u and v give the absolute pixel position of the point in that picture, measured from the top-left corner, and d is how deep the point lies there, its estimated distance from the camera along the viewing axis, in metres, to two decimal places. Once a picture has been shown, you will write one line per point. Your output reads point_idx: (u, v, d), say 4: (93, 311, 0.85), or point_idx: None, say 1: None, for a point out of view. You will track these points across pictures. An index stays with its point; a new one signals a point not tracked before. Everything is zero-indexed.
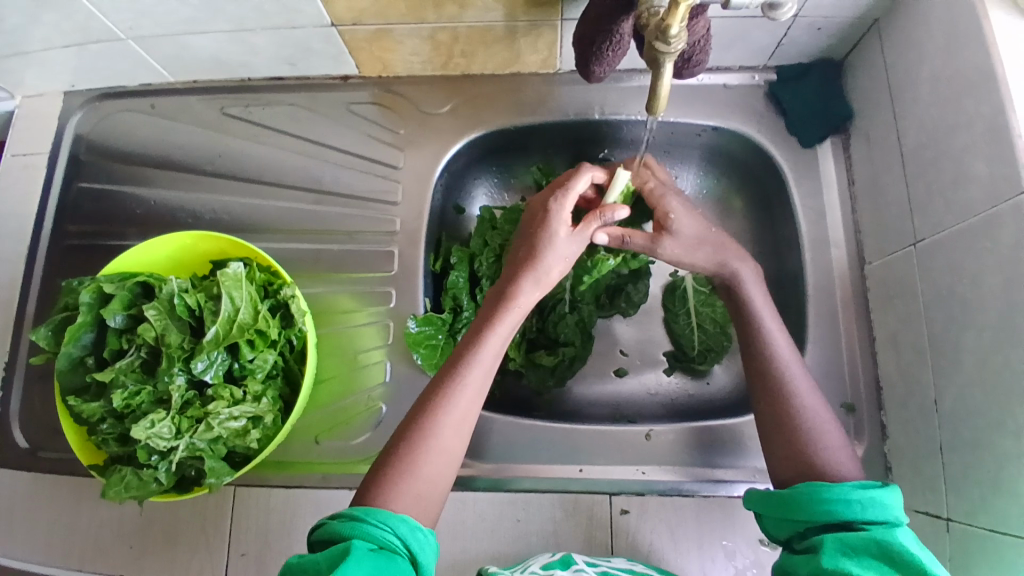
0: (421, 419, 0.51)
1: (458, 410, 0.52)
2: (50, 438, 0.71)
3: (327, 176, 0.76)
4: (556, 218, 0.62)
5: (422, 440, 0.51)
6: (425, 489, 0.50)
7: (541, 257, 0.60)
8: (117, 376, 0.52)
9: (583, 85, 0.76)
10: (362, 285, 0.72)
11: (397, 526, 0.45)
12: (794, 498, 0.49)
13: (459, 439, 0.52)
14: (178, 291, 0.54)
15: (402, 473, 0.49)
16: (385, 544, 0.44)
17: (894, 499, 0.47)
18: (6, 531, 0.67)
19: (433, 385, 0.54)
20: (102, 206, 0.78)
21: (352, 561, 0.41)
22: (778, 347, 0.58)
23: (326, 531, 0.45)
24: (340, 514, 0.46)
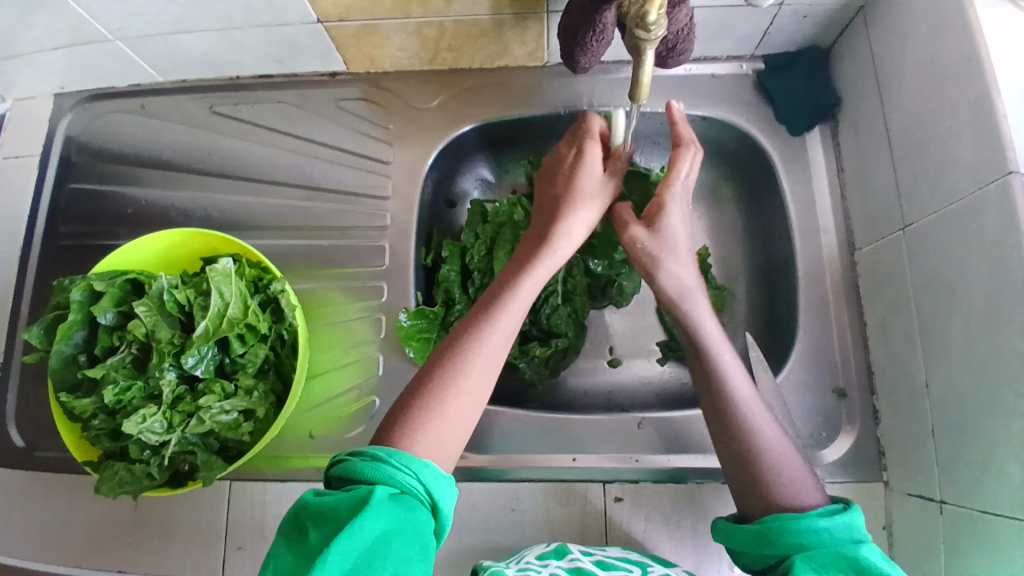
0: (452, 358, 0.51)
1: (490, 348, 0.52)
2: (45, 438, 0.71)
3: (318, 173, 0.76)
4: (587, 157, 0.64)
5: (452, 376, 0.50)
6: (448, 432, 0.48)
7: (579, 195, 0.62)
8: (108, 373, 0.52)
9: (571, 77, 0.76)
10: (354, 280, 0.72)
11: (420, 470, 0.44)
12: (762, 532, 0.48)
13: (488, 381, 0.51)
14: (168, 287, 0.55)
15: (428, 411, 0.48)
16: (406, 488, 0.43)
17: (859, 519, 0.47)
18: (4, 531, 0.67)
19: (466, 323, 0.53)
20: (94, 206, 0.78)
21: (370, 511, 0.40)
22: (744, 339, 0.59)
23: (346, 469, 0.44)
24: (361, 453, 0.44)
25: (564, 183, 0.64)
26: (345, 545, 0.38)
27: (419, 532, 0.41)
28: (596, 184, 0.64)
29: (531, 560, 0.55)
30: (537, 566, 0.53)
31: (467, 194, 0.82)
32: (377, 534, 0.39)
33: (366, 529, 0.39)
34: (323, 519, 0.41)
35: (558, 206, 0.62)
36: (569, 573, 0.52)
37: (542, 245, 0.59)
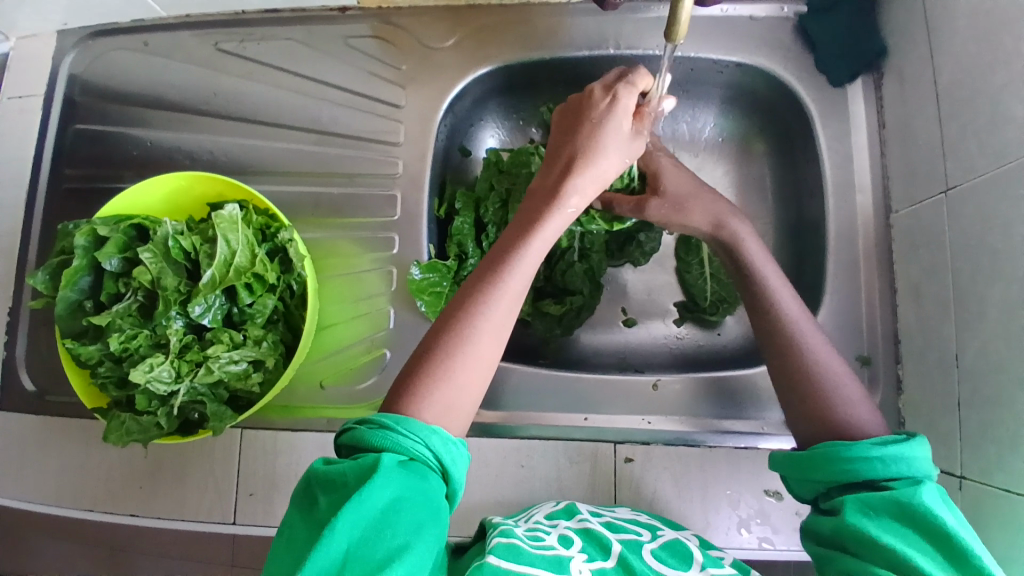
0: (455, 327, 0.48)
1: (495, 315, 0.49)
2: (58, 383, 0.71)
3: (327, 116, 0.72)
4: (618, 107, 0.57)
5: (457, 344, 0.47)
6: (455, 401, 0.47)
7: (598, 154, 0.56)
8: (114, 321, 0.51)
9: (597, 16, 0.71)
10: (363, 229, 0.70)
11: (428, 437, 0.43)
12: (812, 458, 0.49)
13: (494, 347, 0.49)
14: (173, 233, 0.53)
15: (434, 381, 0.46)
16: (416, 456, 0.42)
17: (918, 451, 0.47)
18: (25, 471, 0.69)
19: (471, 285, 0.50)
20: (99, 149, 0.76)
21: (377, 480, 0.39)
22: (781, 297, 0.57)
23: (354, 437, 0.43)
24: (369, 422, 0.43)
25: (581, 133, 0.58)
26: (354, 512, 0.38)
27: (430, 499, 0.41)
28: (618, 139, 0.57)
29: (541, 519, 0.54)
30: (546, 525, 0.53)
31: (483, 141, 0.78)
32: (386, 502, 0.39)
33: (372, 498, 0.39)
34: (331, 487, 0.40)
35: (571, 162, 0.57)
36: (578, 533, 0.51)
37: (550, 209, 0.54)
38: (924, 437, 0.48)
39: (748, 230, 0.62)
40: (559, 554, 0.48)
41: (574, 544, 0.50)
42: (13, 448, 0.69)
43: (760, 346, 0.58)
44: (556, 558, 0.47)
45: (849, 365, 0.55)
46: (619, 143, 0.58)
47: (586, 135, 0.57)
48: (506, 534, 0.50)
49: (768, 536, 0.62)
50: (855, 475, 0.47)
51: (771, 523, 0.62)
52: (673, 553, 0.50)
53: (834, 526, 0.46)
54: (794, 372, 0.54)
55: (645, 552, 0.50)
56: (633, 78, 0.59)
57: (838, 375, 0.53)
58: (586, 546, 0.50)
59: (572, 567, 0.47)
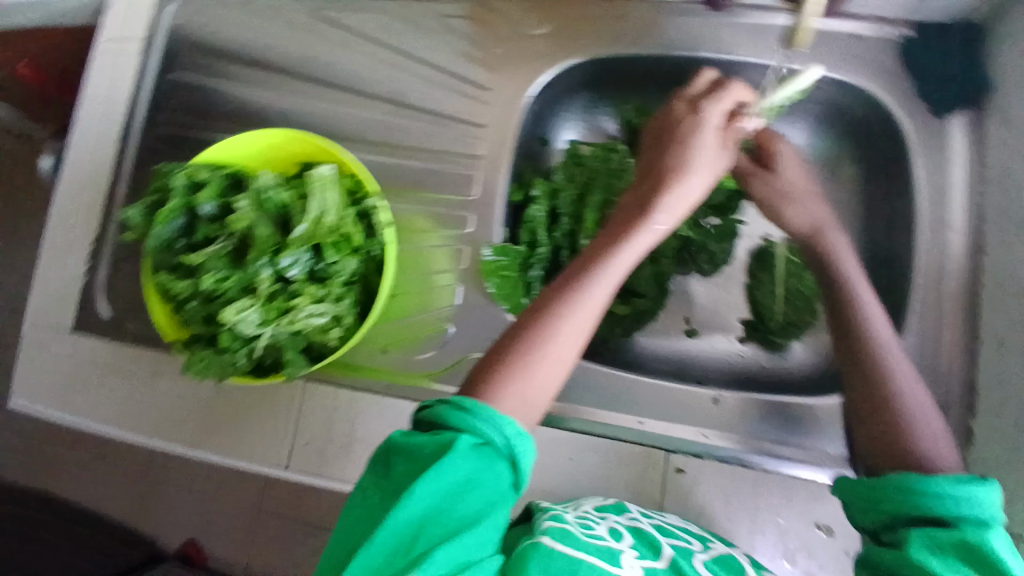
0: (539, 324, 0.49)
1: (578, 317, 0.49)
2: (132, 318, 0.74)
3: (416, 90, 0.73)
4: (705, 121, 0.60)
5: (540, 340, 0.48)
6: (532, 394, 0.47)
7: (688, 166, 0.59)
8: (207, 261, 0.53)
9: (695, 18, 0.70)
10: (440, 205, 0.71)
11: (502, 425, 0.43)
12: (881, 487, 0.48)
13: (570, 349, 0.49)
14: (270, 187, 0.55)
15: (513, 373, 0.47)
16: (489, 441, 0.42)
17: (996, 497, 0.45)
18: (91, 397, 0.72)
19: (557, 286, 0.51)
20: (193, 99, 0.78)
21: (452, 459, 0.41)
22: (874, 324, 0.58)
23: (433, 414, 0.44)
24: (448, 401, 0.44)
25: (669, 151, 0.60)
26: (430, 483, 0.40)
27: (499, 481, 0.42)
28: (708, 151, 0.60)
29: (591, 510, 0.54)
30: (596, 517, 0.53)
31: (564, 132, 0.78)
32: (460, 479, 0.40)
33: (447, 474, 0.40)
34: (407, 457, 0.42)
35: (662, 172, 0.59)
36: (629, 529, 0.52)
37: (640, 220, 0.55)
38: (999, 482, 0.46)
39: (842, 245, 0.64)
40: (611, 546, 0.48)
41: (624, 539, 0.50)
42: (82, 374, 0.72)
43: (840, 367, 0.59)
44: (608, 550, 0.48)
45: (932, 397, 0.55)
46: (706, 161, 0.60)
47: (675, 153, 0.59)
48: (557, 518, 0.50)
49: (812, 571, 0.60)
50: (922, 508, 0.46)
51: (818, 558, 0.60)
52: (726, 567, 0.50)
53: (893, 557, 0.45)
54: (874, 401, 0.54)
55: (697, 561, 0.50)
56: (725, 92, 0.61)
57: (918, 402, 0.53)
58: (636, 543, 0.50)
59: (624, 560, 0.47)
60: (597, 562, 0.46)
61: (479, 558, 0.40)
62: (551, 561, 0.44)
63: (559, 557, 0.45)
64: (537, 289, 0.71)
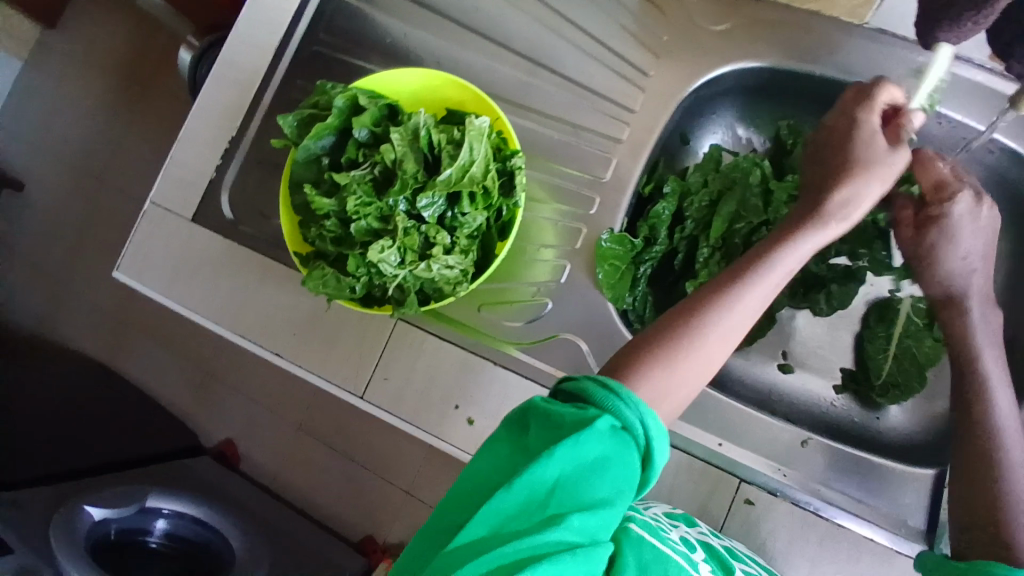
0: (691, 322, 0.50)
1: (731, 321, 0.50)
2: (252, 219, 0.78)
3: (572, 61, 0.72)
4: (866, 130, 0.56)
5: (690, 336, 0.50)
6: (673, 388, 0.49)
7: (854, 176, 0.55)
8: (351, 184, 0.54)
9: (885, 49, 0.66)
10: (570, 180, 0.70)
11: (642, 409, 0.44)
12: (969, 571, 0.48)
13: (720, 349, 0.50)
14: (425, 125, 0.55)
15: (660, 365, 0.49)
16: (629, 427, 0.43)
17: None
18: (201, 283, 0.76)
19: (712, 288, 0.52)
20: (352, 24, 0.80)
21: (593, 435, 0.42)
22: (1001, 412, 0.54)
23: (579, 386, 0.45)
24: (594, 378, 0.45)
25: (835, 161, 0.57)
26: (569, 453, 0.41)
27: (629, 469, 0.42)
28: (880, 156, 0.56)
29: (660, 514, 0.54)
30: (666, 521, 0.52)
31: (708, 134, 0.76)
32: (596, 457, 0.41)
33: (588, 449, 0.41)
34: (548, 423, 0.43)
35: (826, 187, 0.56)
36: (700, 543, 0.51)
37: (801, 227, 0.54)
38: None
39: (988, 316, 0.59)
40: (688, 554, 0.49)
41: (697, 550, 0.50)
42: (198, 260, 0.77)
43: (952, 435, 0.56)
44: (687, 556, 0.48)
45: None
46: (876, 171, 0.55)
47: (841, 165, 0.56)
48: (636, 513, 0.52)
49: None
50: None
51: None
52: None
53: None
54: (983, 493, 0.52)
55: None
56: (877, 95, 0.57)
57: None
58: (710, 556, 0.50)
59: (701, 568, 0.48)
60: (681, 563, 0.47)
61: (600, 535, 0.41)
62: (642, 549, 0.46)
63: (648, 548, 0.47)
64: (643, 286, 0.70)
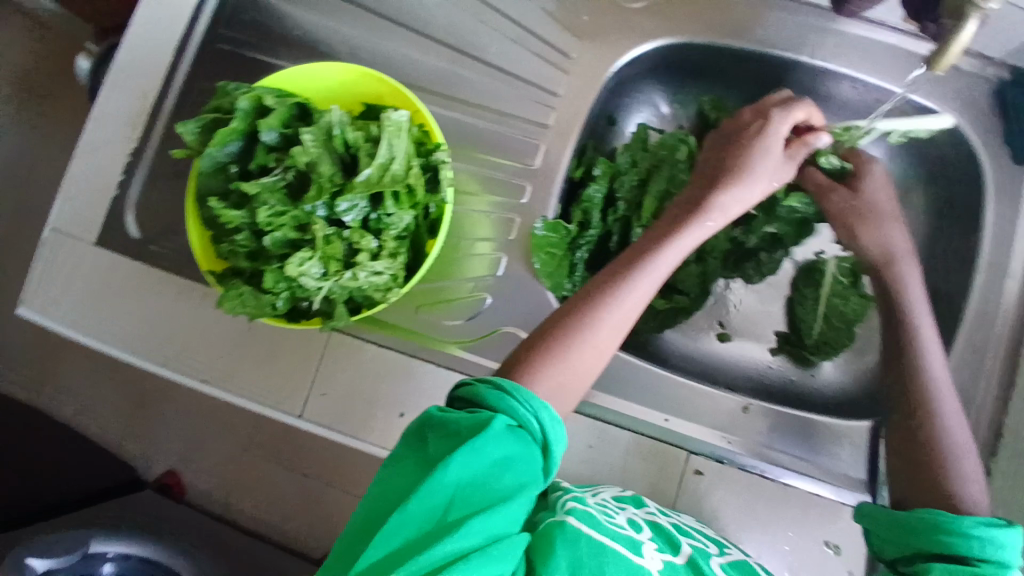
0: (581, 314, 0.51)
1: (620, 313, 0.52)
2: (163, 235, 0.73)
3: (492, 46, 0.70)
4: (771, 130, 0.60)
5: (580, 331, 0.51)
6: (566, 379, 0.50)
7: (748, 173, 0.59)
8: (262, 193, 0.50)
9: (798, 19, 0.67)
10: (500, 170, 0.68)
11: (538, 409, 0.45)
12: (910, 521, 0.49)
13: (612, 340, 0.52)
14: (339, 123, 0.52)
15: (552, 357, 0.50)
16: (524, 423, 0.45)
17: (1016, 541, 0.47)
18: (109, 309, 0.70)
19: (602, 278, 0.54)
20: (257, 18, 0.75)
21: (491, 436, 0.42)
22: (931, 361, 0.57)
23: (471, 391, 0.46)
24: (489, 381, 0.46)
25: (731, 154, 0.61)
26: (468, 459, 0.41)
27: (530, 465, 0.44)
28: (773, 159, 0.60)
29: (608, 498, 0.55)
30: (614, 506, 0.54)
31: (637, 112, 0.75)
32: (497, 458, 0.42)
33: (486, 452, 0.42)
34: (444, 431, 0.43)
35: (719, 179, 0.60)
36: (648, 521, 0.53)
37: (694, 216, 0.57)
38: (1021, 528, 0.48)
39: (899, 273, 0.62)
40: (633, 537, 0.50)
41: (644, 530, 0.52)
42: (104, 284, 0.71)
43: (891, 382, 0.59)
44: (631, 540, 0.50)
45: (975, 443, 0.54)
46: (768, 167, 0.60)
47: (736, 157, 0.60)
48: (579, 500, 0.52)
49: None
50: (947, 546, 0.47)
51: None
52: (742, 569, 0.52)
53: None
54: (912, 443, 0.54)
55: (713, 563, 0.51)
56: (793, 106, 0.61)
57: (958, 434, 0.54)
58: (656, 534, 0.52)
59: (645, 550, 0.50)
60: (620, 550, 0.48)
61: (506, 533, 0.42)
62: (576, 543, 0.47)
63: (584, 541, 0.47)
64: (581, 271, 0.69)
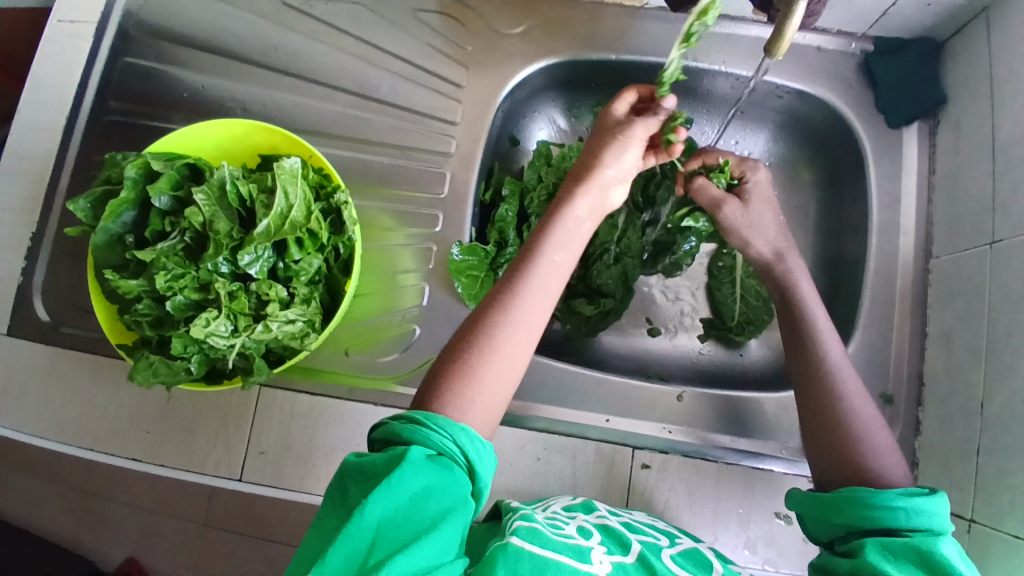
0: (480, 335, 0.50)
1: (517, 321, 0.51)
2: (75, 316, 0.70)
3: (385, 84, 0.71)
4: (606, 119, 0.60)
5: (483, 345, 0.50)
6: (481, 401, 0.49)
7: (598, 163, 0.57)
8: (159, 258, 0.50)
9: (668, 24, 0.72)
10: (410, 203, 0.69)
11: (456, 433, 0.45)
12: (835, 501, 0.50)
13: (518, 349, 0.51)
14: (230, 178, 0.52)
15: (461, 381, 0.49)
16: (444, 450, 0.45)
17: (939, 505, 0.48)
18: (23, 403, 0.68)
19: (495, 295, 0.52)
20: (149, 85, 0.74)
21: (407, 468, 0.42)
22: (827, 342, 0.58)
23: (386, 430, 0.46)
24: (401, 417, 0.46)
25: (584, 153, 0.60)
26: (385, 497, 0.41)
27: (456, 491, 0.44)
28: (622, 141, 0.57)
29: (558, 510, 0.57)
30: (564, 517, 0.55)
31: (537, 127, 0.78)
32: (417, 490, 0.42)
33: (404, 485, 0.42)
34: (362, 475, 0.44)
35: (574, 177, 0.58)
36: (598, 528, 0.54)
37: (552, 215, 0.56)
38: (942, 492, 0.49)
39: (803, 267, 0.63)
40: (580, 545, 0.50)
41: (593, 536, 0.52)
42: (18, 377, 0.68)
43: (793, 365, 0.59)
44: (577, 547, 0.50)
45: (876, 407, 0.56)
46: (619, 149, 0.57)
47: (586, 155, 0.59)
48: (527, 517, 0.53)
49: (772, 559, 0.62)
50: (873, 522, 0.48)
51: (777, 547, 0.62)
52: (697, 560, 0.53)
53: (851, 567, 0.46)
54: (834, 416, 0.55)
55: (665, 556, 0.52)
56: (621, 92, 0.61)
57: (857, 398, 0.56)
58: (606, 538, 0.52)
59: (593, 557, 0.49)
60: (565, 560, 0.48)
61: (436, 562, 0.41)
62: (518, 562, 0.46)
63: (527, 558, 0.47)
64: None
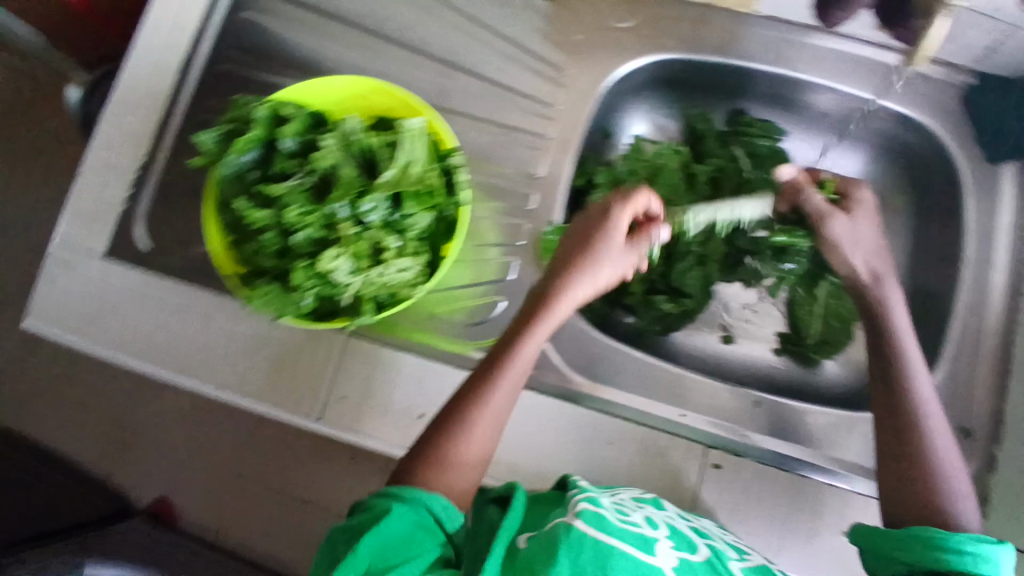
0: (474, 400, 0.54)
1: (506, 388, 0.55)
2: (174, 251, 0.74)
3: (492, 63, 0.73)
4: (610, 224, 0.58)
5: (478, 404, 0.54)
6: (461, 481, 0.53)
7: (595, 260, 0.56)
8: (289, 194, 0.53)
9: (776, 35, 0.73)
10: (505, 180, 0.71)
11: (432, 503, 0.50)
12: (901, 538, 0.50)
13: (492, 434, 0.55)
14: (357, 129, 0.56)
15: (456, 433, 0.53)
16: (422, 505, 0.50)
17: (1005, 557, 0.48)
18: (120, 327, 0.71)
19: (496, 347, 0.56)
20: (265, 41, 0.78)
21: (390, 520, 0.48)
22: (920, 381, 0.56)
23: (363, 509, 0.51)
24: (376, 497, 0.51)
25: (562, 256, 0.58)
26: (368, 548, 0.47)
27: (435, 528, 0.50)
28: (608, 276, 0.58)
29: (626, 497, 0.57)
30: (633, 507, 0.55)
31: (634, 120, 0.78)
32: (401, 535, 0.48)
33: (388, 533, 0.48)
34: (351, 533, 0.49)
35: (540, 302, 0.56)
36: (665, 522, 0.54)
37: (541, 311, 0.55)
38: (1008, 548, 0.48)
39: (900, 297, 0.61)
40: (646, 536, 0.51)
41: (659, 529, 0.53)
42: (115, 302, 0.72)
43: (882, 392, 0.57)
44: (644, 538, 0.51)
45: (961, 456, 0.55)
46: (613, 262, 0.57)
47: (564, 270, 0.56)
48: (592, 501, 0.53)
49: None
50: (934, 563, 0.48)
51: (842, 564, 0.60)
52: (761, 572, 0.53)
53: None
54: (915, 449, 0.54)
55: (734, 567, 0.52)
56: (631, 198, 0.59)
57: (936, 430, 0.55)
58: (673, 535, 0.53)
59: (657, 548, 0.51)
60: (628, 551, 0.48)
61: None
62: (581, 547, 0.47)
63: (589, 545, 0.47)
64: None
